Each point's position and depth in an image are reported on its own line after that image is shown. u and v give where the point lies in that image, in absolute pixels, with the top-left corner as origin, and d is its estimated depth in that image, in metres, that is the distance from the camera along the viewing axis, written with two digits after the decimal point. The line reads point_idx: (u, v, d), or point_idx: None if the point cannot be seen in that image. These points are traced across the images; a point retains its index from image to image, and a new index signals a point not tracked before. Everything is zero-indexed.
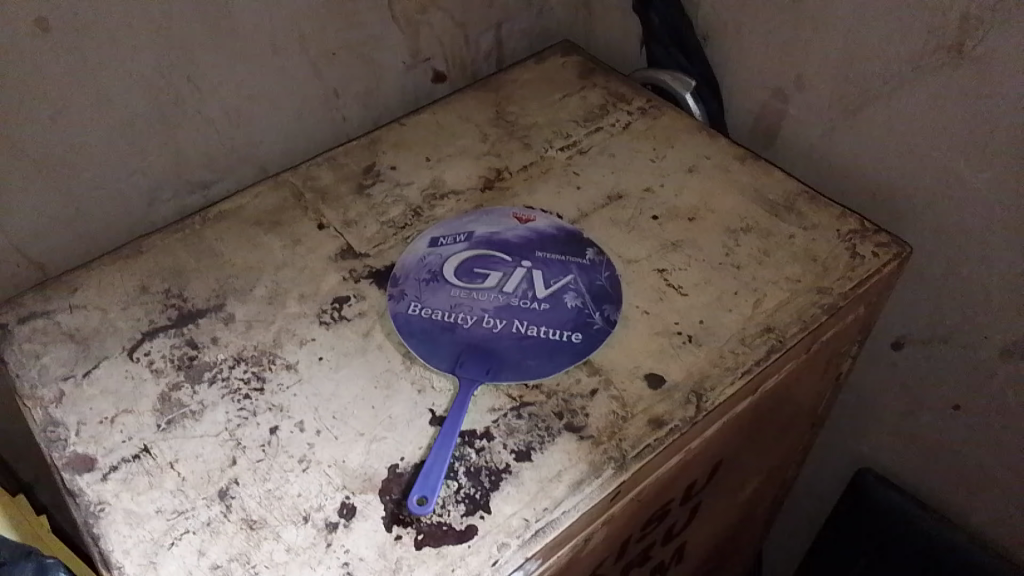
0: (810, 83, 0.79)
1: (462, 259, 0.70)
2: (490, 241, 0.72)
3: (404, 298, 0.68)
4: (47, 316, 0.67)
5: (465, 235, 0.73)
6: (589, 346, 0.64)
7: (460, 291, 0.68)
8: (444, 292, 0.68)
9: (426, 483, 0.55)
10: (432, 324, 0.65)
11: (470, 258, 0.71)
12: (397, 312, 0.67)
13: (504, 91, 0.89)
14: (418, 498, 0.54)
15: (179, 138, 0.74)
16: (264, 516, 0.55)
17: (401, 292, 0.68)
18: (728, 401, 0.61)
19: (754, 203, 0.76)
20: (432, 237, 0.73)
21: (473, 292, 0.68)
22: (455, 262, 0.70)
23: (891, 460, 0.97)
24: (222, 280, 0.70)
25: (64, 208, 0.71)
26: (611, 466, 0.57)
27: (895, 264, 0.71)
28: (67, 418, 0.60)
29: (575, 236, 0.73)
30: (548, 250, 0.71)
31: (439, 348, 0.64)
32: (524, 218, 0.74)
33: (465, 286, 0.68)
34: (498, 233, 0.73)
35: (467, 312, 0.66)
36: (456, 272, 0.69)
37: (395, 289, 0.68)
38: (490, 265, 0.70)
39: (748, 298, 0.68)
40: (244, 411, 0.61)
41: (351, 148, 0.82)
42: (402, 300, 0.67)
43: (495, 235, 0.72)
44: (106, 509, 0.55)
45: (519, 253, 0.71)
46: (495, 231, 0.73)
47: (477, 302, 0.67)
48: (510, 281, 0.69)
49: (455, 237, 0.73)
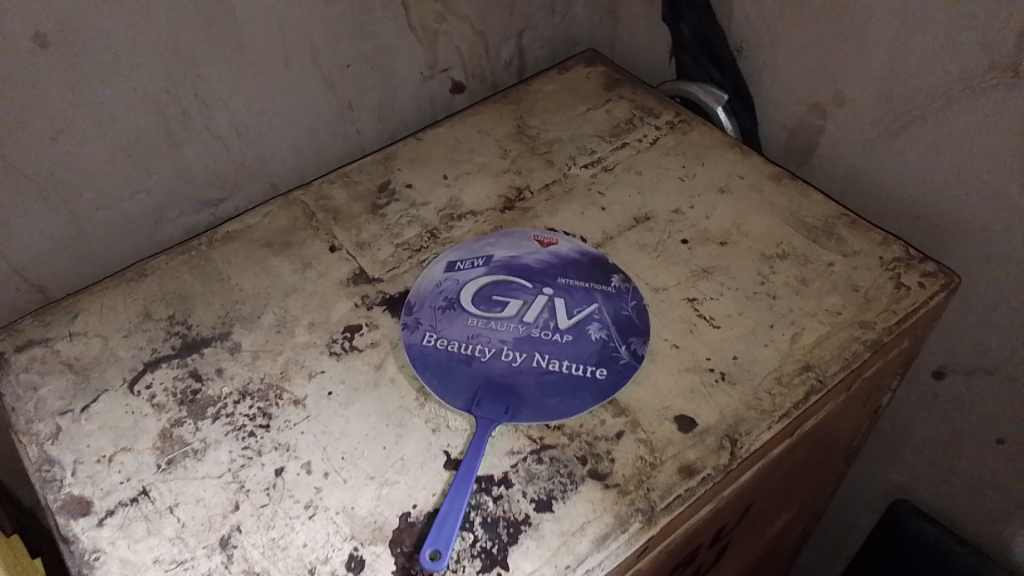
0: (850, 100, 0.75)
1: (480, 285, 0.67)
2: (510, 267, 0.68)
3: (419, 327, 0.64)
4: (46, 344, 0.64)
5: (484, 259, 0.69)
6: (614, 383, 0.60)
7: (478, 320, 0.64)
8: (461, 321, 0.64)
9: (440, 536, 0.52)
10: (448, 357, 0.62)
11: (488, 284, 0.67)
12: (411, 343, 0.63)
13: (526, 104, 0.85)
14: (430, 553, 0.51)
15: (186, 155, 0.71)
16: (267, 568, 0.51)
17: (415, 321, 0.64)
18: (763, 447, 0.57)
19: (791, 226, 0.72)
20: (448, 261, 0.69)
21: (491, 321, 0.64)
22: (473, 288, 0.66)
23: (929, 491, 0.92)
24: (228, 306, 0.66)
25: (66, 230, 0.68)
26: (638, 520, 0.53)
27: (943, 296, 0.67)
28: (63, 456, 0.57)
29: (600, 262, 0.69)
30: (571, 276, 0.67)
31: (454, 384, 0.60)
32: (545, 242, 0.70)
33: (483, 314, 0.65)
34: (518, 257, 0.69)
35: (485, 344, 0.62)
36: (474, 300, 0.66)
37: (409, 318, 0.65)
38: (509, 292, 0.66)
39: (784, 332, 0.64)
40: (249, 450, 0.57)
41: (365, 165, 0.78)
42: (416, 330, 0.64)
43: (515, 260, 0.69)
44: (101, 558, 0.52)
45: (540, 279, 0.67)
46: (515, 255, 0.69)
47: (496, 332, 0.63)
48: (530, 310, 0.65)
49: (473, 261, 0.69)
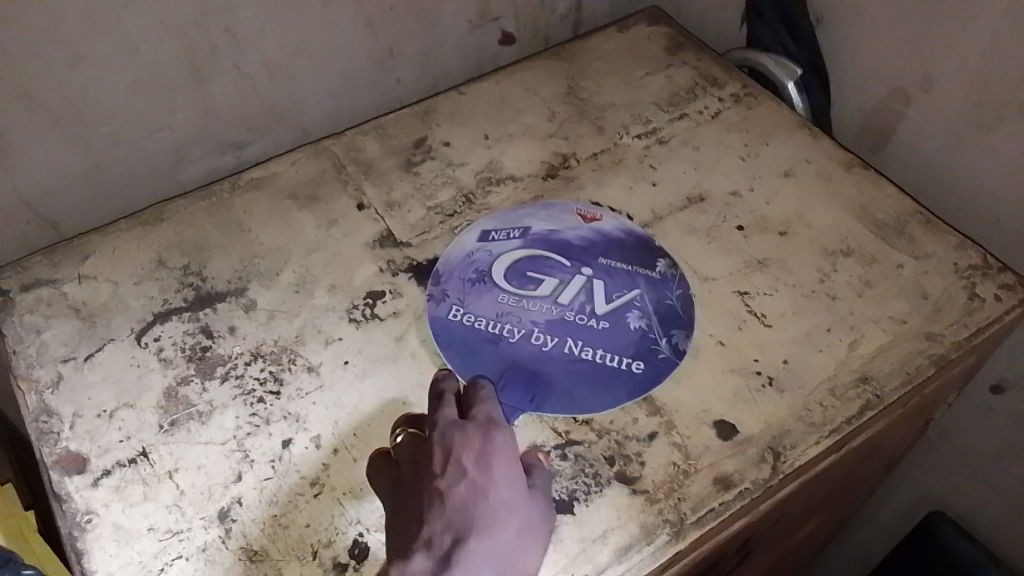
0: (938, 86, 0.67)
1: (515, 259, 0.62)
2: (548, 241, 0.63)
3: (445, 300, 0.60)
4: (53, 286, 0.60)
5: (521, 231, 0.64)
6: (650, 380, 0.55)
7: (509, 297, 0.59)
8: (491, 297, 0.60)
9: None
10: (474, 335, 0.58)
11: (524, 258, 0.62)
12: (436, 316, 0.59)
13: (580, 63, 0.78)
14: None
15: (212, 94, 0.66)
16: (265, 547, 0.48)
17: (442, 293, 0.60)
18: (809, 464, 0.52)
19: (858, 221, 0.65)
20: (482, 229, 0.64)
21: (523, 299, 0.59)
22: (507, 262, 0.62)
23: (972, 507, 0.86)
24: (246, 260, 0.62)
25: (80, 164, 0.64)
26: (665, 532, 0.49)
27: (1021, 311, 0.60)
28: (62, 407, 0.54)
29: (646, 243, 0.63)
30: (613, 257, 0.62)
31: (479, 365, 0.56)
32: (588, 217, 0.65)
33: (515, 291, 0.60)
34: (558, 231, 0.64)
35: (515, 324, 0.58)
36: (507, 274, 0.61)
37: (436, 289, 0.60)
38: (545, 269, 0.61)
39: (842, 338, 0.58)
40: (256, 417, 0.54)
41: (401, 117, 0.73)
42: (442, 303, 0.59)
43: (554, 234, 0.63)
44: (93, 520, 0.49)
45: (580, 257, 0.62)
46: (554, 229, 0.64)
47: (527, 313, 0.59)
48: (567, 290, 0.60)
49: (509, 231, 0.64)
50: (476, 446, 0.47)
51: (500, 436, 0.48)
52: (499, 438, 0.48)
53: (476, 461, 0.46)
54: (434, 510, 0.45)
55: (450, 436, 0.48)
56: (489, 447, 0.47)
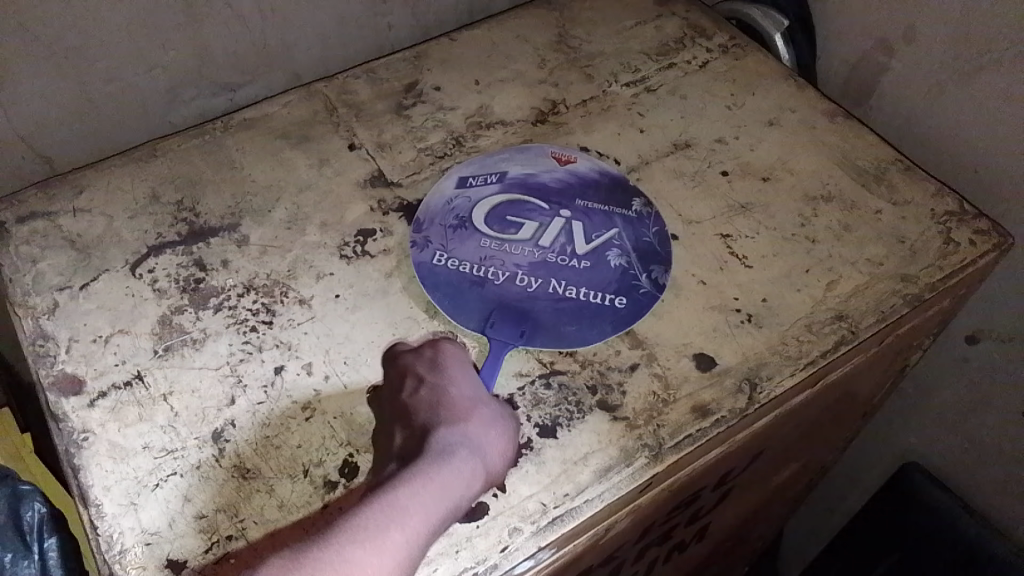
0: (921, 37, 0.69)
1: (494, 204, 0.63)
2: (525, 185, 0.64)
3: (428, 246, 0.61)
4: (48, 218, 0.61)
5: (499, 175, 0.65)
6: (632, 314, 0.57)
7: (491, 242, 0.61)
8: (473, 241, 0.61)
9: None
10: (460, 278, 0.59)
11: (503, 203, 0.63)
12: (421, 261, 0.60)
13: (570, 12, 0.79)
14: None
15: (206, 33, 0.67)
16: (258, 466, 0.50)
17: (425, 240, 0.61)
18: (783, 394, 0.54)
19: (840, 168, 0.67)
20: (460, 176, 0.65)
21: (505, 244, 0.61)
22: (486, 207, 0.63)
23: (945, 458, 0.88)
24: (239, 196, 0.63)
25: (76, 100, 0.64)
26: (644, 456, 0.51)
27: (993, 256, 0.63)
28: (59, 332, 0.55)
29: (622, 184, 0.65)
30: (590, 199, 0.64)
31: (464, 305, 0.57)
32: (563, 159, 0.66)
33: (496, 236, 0.61)
34: (534, 175, 0.65)
35: (498, 268, 0.59)
36: (487, 219, 0.62)
37: (418, 236, 0.61)
38: (524, 213, 0.62)
39: (820, 278, 0.60)
40: (249, 345, 0.55)
41: (393, 61, 0.74)
42: (425, 249, 0.60)
43: (531, 178, 0.65)
44: (89, 439, 0.50)
45: (558, 200, 0.63)
46: (530, 173, 0.65)
47: (510, 256, 0.60)
48: (546, 233, 0.61)
49: (486, 177, 0.65)
50: (428, 359, 0.52)
51: (450, 348, 0.53)
52: (449, 349, 0.53)
53: (429, 369, 0.51)
54: (401, 416, 0.49)
55: (405, 358, 0.53)
56: (440, 356, 0.52)
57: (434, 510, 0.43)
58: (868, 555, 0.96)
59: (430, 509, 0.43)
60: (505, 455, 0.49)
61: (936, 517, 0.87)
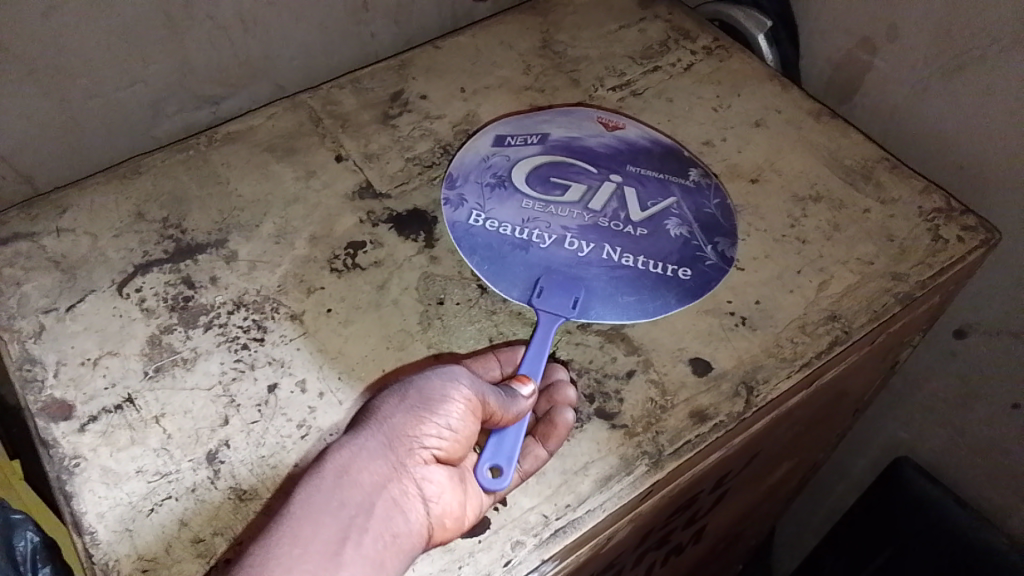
0: (903, 34, 0.69)
1: (536, 164, 0.65)
2: (569, 147, 0.66)
3: (464, 205, 0.63)
4: (31, 239, 0.60)
5: (539, 137, 0.67)
6: (698, 286, 0.59)
7: (535, 204, 0.63)
8: (515, 202, 0.63)
9: (500, 450, 0.47)
10: (500, 241, 0.61)
11: (546, 164, 0.65)
12: (456, 221, 0.62)
13: (553, 17, 0.79)
14: (491, 469, 0.46)
15: (188, 47, 0.66)
16: (255, 486, 0.49)
17: (460, 198, 0.63)
18: (781, 396, 0.54)
19: (828, 167, 0.68)
20: (499, 134, 0.68)
21: (550, 206, 0.63)
22: (527, 166, 0.65)
23: (936, 451, 0.89)
24: (226, 211, 0.63)
25: (56, 118, 0.63)
26: (644, 463, 0.51)
27: (981, 252, 0.63)
28: (45, 356, 0.54)
29: (673, 153, 0.67)
30: (641, 165, 0.66)
31: (510, 270, 0.59)
32: (610, 125, 0.69)
33: (540, 197, 0.63)
34: (578, 138, 0.67)
35: (544, 230, 0.61)
36: (529, 179, 0.64)
37: (452, 194, 0.64)
38: (569, 175, 0.65)
39: (812, 279, 0.60)
40: (241, 363, 0.54)
41: (377, 70, 0.73)
42: (461, 207, 0.63)
43: (575, 141, 0.67)
44: (81, 464, 0.49)
45: (607, 164, 0.66)
46: (574, 136, 0.67)
47: (557, 218, 0.62)
48: (596, 197, 0.63)
49: (527, 137, 0.67)
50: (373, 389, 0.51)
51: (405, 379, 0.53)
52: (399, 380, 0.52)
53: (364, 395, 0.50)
54: None
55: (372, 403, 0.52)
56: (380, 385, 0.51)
57: (324, 532, 0.38)
58: (861, 551, 0.96)
59: (316, 531, 0.38)
60: (399, 410, 0.43)
61: (927, 510, 0.88)
